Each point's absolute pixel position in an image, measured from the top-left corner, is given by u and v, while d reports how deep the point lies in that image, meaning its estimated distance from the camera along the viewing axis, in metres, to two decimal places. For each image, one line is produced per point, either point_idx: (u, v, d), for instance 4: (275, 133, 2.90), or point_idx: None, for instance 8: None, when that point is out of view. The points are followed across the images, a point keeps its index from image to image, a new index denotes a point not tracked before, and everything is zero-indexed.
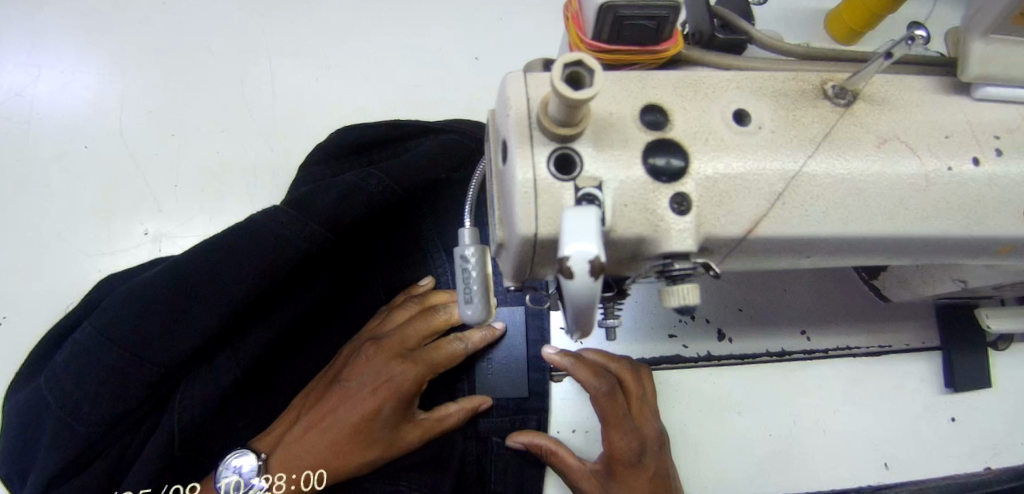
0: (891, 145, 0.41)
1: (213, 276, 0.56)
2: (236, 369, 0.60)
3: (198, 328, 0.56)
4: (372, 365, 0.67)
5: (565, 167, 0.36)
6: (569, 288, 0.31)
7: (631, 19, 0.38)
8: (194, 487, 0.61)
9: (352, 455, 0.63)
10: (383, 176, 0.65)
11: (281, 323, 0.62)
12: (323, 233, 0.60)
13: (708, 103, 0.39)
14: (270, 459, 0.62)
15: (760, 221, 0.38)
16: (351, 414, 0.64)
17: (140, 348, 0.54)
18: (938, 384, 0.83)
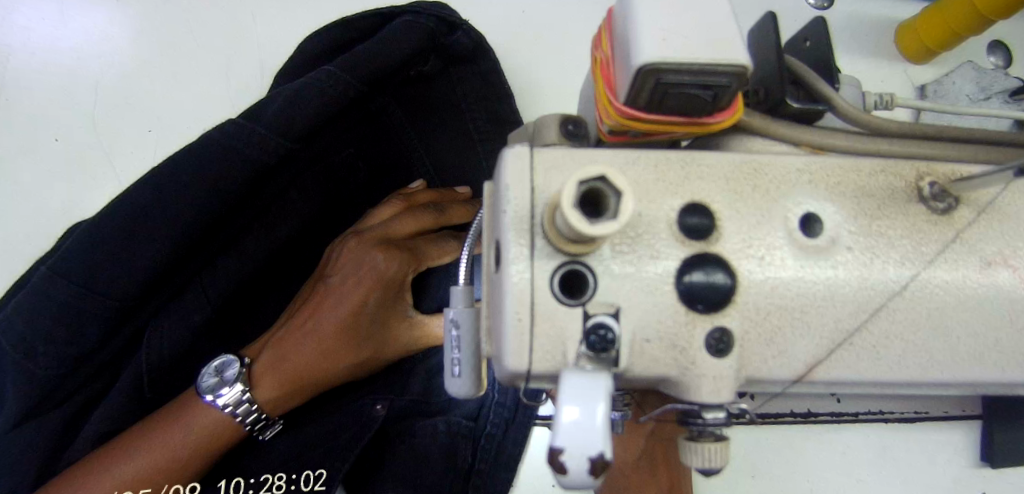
0: (997, 270, 0.32)
1: (163, 199, 0.49)
2: (206, 306, 0.55)
3: (151, 250, 0.49)
4: (354, 258, 0.57)
5: (575, 288, 0.28)
6: (562, 483, 0.23)
7: (679, 87, 0.29)
8: (194, 487, 0.52)
9: (340, 356, 0.55)
10: (336, 71, 0.54)
11: (253, 253, 0.56)
12: (277, 141, 0.51)
13: (769, 203, 0.30)
14: (253, 366, 0.54)
15: (819, 365, 0.29)
16: (336, 310, 0.55)
17: (90, 279, 0.48)
18: (972, 456, 0.75)
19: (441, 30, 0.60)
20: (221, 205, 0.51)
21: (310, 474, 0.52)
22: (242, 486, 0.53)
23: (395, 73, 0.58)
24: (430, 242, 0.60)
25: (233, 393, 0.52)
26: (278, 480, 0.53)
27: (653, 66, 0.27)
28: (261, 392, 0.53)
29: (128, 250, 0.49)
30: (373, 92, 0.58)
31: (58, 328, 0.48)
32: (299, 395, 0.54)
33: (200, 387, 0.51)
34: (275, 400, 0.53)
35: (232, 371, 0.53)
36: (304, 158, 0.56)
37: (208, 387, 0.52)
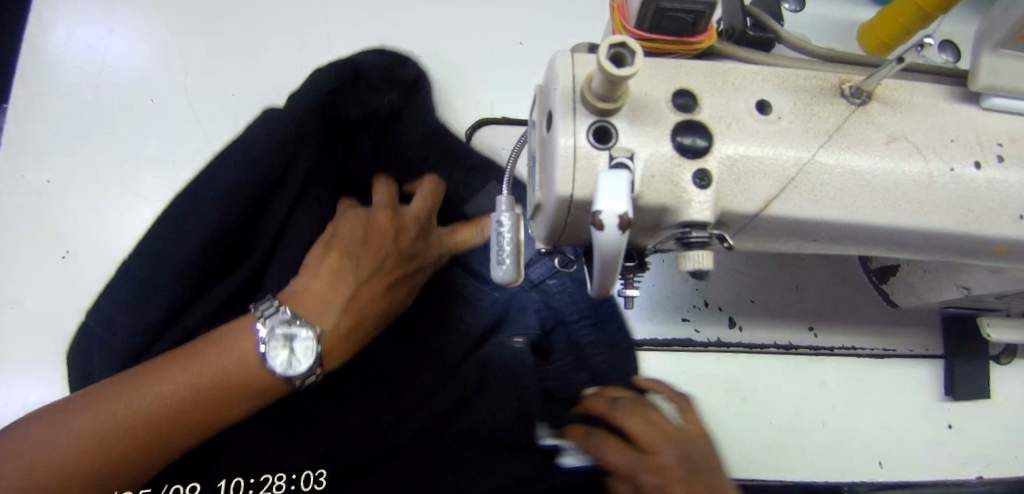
0: (899, 145, 0.45)
1: (211, 178, 0.64)
2: (253, 268, 0.66)
3: (202, 220, 0.62)
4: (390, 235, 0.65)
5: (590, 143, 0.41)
6: (599, 239, 0.35)
7: (672, 11, 0.42)
8: (194, 487, 0.58)
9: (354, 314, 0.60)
10: (329, 69, 0.70)
11: (282, 217, 0.67)
12: (306, 118, 0.66)
13: (735, 92, 0.43)
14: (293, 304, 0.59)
15: (773, 201, 0.42)
16: (390, 274, 0.64)
17: (157, 255, 0.62)
18: (937, 390, 0.85)
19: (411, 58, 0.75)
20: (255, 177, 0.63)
21: (310, 474, 0.60)
22: (242, 486, 0.59)
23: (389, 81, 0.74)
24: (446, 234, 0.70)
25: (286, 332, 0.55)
26: (278, 480, 0.59)
27: None
28: (327, 344, 0.57)
29: (181, 228, 0.62)
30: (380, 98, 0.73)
31: (135, 294, 0.61)
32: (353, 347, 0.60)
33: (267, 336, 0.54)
34: (334, 357, 0.58)
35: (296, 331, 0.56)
36: (326, 147, 0.70)
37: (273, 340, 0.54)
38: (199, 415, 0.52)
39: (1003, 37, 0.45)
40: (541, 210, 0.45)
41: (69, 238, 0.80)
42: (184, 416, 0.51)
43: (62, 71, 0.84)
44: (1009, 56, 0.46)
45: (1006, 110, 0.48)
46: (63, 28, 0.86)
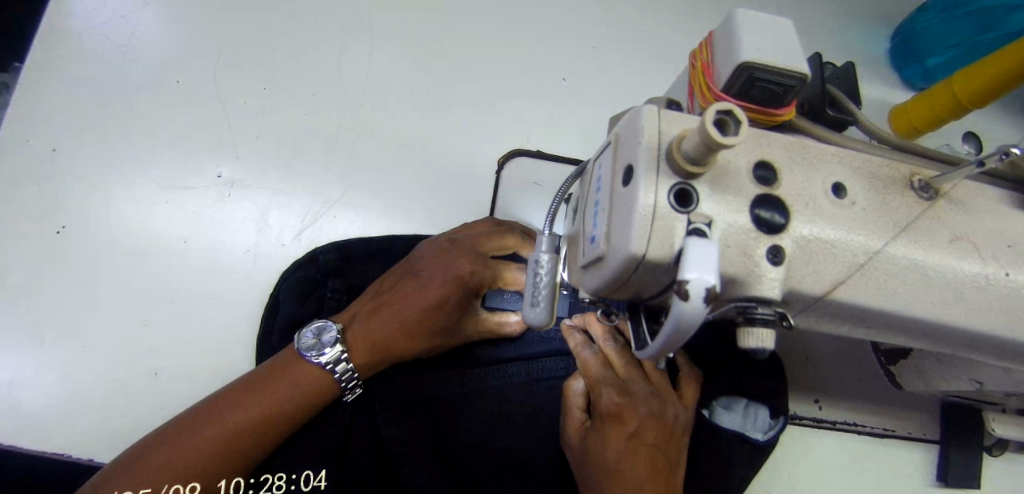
0: (960, 243, 0.45)
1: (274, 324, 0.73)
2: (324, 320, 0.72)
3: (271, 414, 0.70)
4: (444, 261, 0.68)
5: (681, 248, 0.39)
6: (680, 309, 0.34)
7: (763, 81, 0.42)
8: (194, 487, 0.61)
9: (411, 339, 0.67)
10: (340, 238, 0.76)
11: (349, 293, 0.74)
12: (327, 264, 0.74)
13: (814, 171, 0.43)
14: (347, 331, 0.68)
15: (840, 285, 0.42)
16: (419, 302, 0.66)
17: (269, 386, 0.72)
18: (929, 475, 0.85)
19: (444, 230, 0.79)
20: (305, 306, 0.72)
21: (309, 475, 0.65)
22: (241, 486, 0.64)
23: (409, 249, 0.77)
24: (506, 268, 0.70)
25: (335, 351, 0.66)
26: (278, 480, 0.65)
27: (751, 64, 0.41)
28: (356, 355, 0.67)
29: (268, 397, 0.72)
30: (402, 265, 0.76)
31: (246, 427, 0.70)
32: (383, 362, 0.68)
33: (301, 345, 0.66)
34: (363, 368, 0.67)
35: (326, 336, 0.67)
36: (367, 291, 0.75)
37: (307, 345, 0.66)
38: (263, 431, 0.64)
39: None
40: (601, 262, 0.43)
41: (71, 211, 0.76)
42: (248, 430, 0.63)
43: (88, 37, 0.81)
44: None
45: None
46: None
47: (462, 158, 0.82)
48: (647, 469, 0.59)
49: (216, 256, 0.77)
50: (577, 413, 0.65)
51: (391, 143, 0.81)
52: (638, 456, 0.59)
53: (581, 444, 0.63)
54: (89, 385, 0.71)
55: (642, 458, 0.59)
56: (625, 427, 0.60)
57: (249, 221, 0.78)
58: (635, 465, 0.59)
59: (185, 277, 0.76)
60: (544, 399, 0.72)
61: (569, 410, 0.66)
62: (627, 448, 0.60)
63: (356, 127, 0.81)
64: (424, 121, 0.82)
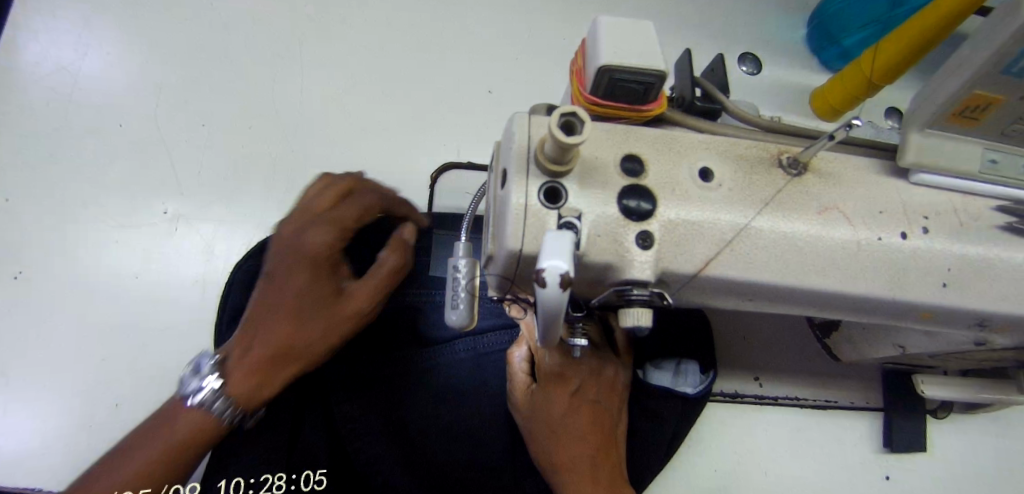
0: (830, 214, 0.48)
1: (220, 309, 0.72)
2: None
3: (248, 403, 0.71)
4: (329, 259, 0.62)
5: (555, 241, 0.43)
6: (542, 295, 0.37)
7: (623, 81, 0.46)
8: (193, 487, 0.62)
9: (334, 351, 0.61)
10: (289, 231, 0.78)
11: None
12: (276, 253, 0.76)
13: (680, 159, 0.46)
14: (225, 376, 0.57)
15: (711, 263, 0.45)
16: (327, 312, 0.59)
17: None
18: (876, 442, 0.87)
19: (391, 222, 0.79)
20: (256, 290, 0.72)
21: (310, 475, 0.64)
22: (242, 486, 0.60)
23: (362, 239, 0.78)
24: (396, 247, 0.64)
25: None
26: (278, 480, 0.61)
27: (608, 66, 0.44)
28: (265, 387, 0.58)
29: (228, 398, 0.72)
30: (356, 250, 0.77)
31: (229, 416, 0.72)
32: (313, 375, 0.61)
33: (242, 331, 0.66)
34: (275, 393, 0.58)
35: None
36: None
37: None
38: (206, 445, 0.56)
39: (929, 119, 0.50)
40: (493, 261, 0.47)
41: (23, 259, 0.78)
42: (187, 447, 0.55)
43: (32, 90, 0.84)
44: (937, 136, 0.51)
45: (932, 185, 0.52)
46: (36, 46, 0.86)
47: (396, 176, 0.85)
48: (592, 421, 0.66)
49: (167, 288, 0.79)
50: (522, 375, 0.68)
51: (327, 167, 0.84)
52: (583, 410, 0.66)
53: (529, 403, 0.66)
54: (48, 427, 0.73)
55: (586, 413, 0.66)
56: (570, 386, 0.66)
57: (196, 253, 0.81)
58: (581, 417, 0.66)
59: (139, 312, 0.78)
60: (488, 376, 0.75)
61: (514, 373, 0.69)
62: (574, 404, 0.66)
63: (294, 152, 0.85)
64: (358, 144, 0.86)
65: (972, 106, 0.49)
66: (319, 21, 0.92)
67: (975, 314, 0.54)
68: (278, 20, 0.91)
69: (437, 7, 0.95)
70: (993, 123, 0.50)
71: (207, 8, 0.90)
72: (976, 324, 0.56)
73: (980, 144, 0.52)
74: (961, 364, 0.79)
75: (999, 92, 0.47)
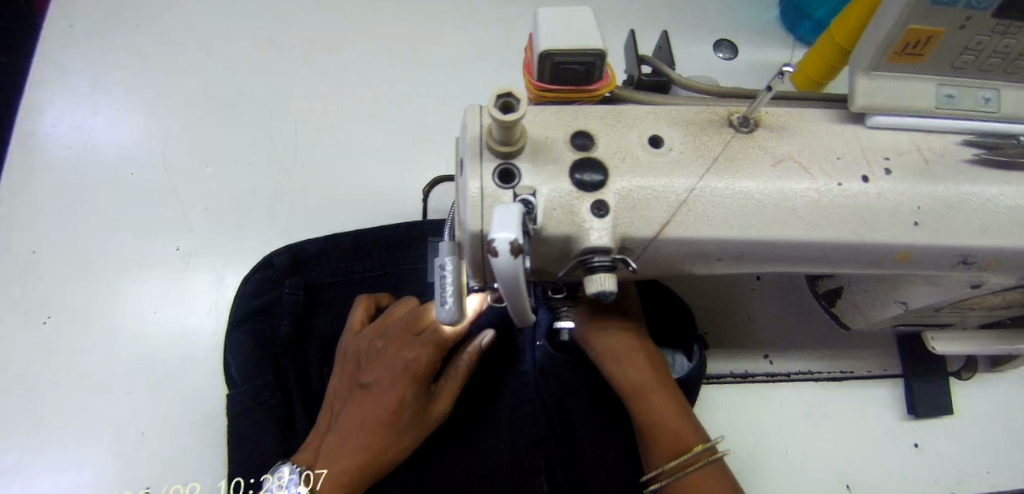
0: (785, 165, 0.49)
1: (242, 319, 0.71)
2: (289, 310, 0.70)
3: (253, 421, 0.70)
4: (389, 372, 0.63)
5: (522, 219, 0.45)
6: (496, 265, 0.40)
7: (565, 64, 0.48)
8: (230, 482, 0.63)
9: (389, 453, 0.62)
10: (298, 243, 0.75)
11: (310, 293, 0.73)
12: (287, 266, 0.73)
13: (628, 129, 0.48)
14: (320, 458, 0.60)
15: (668, 224, 0.46)
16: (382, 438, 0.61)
17: None
18: (900, 409, 0.82)
19: (398, 234, 0.76)
20: (267, 303, 0.71)
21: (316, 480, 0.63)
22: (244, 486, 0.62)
23: (367, 250, 0.76)
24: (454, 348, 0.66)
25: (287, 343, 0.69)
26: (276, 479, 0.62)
27: (549, 51, 0.47)
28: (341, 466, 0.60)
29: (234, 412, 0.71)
30: (362, 260, 0.76)
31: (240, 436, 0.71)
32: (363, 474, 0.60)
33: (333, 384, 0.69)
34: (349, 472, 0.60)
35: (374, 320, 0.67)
36: (324, 288, 0.75)
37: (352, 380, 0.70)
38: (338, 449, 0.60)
39: (870, 61, 0.52)
40: (463, 246, 0.49)
41: (50, 305, 0.83)
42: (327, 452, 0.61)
43: (51, 149, 0.91)
44: (883, 77, 0.53)
45: (890, 127, 0.55)
46: (53, 109, 0.93)
47: (389, 193, 0.89)
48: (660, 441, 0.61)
49: (184, 319, 0.84)
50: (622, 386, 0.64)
51: (322, 191, 0.89)
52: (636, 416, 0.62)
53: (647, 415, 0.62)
54: (78, 460, 0.76)
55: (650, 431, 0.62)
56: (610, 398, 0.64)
57: (207, 285, 0.85)
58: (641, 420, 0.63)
59: (159, 345, 0.83)
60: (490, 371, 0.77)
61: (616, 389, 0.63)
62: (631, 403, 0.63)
63: (291, 180, 0.90)
64: (350, 167, 0.90)
65: (913, 43, 0.50)
66: (306, 59, 0.98)
67: (953, 250, 0.54)
68: (270, 62, 0.97)
69: (417, 33, 1.00)
70: (939, 56, 0.52)
71: (203, 59, 0.97)
72: (960, 262, 0.56)
73: (931, 78, 0.54)
74: (978, 316, 0.76)
75: (934, 25, 0.49)
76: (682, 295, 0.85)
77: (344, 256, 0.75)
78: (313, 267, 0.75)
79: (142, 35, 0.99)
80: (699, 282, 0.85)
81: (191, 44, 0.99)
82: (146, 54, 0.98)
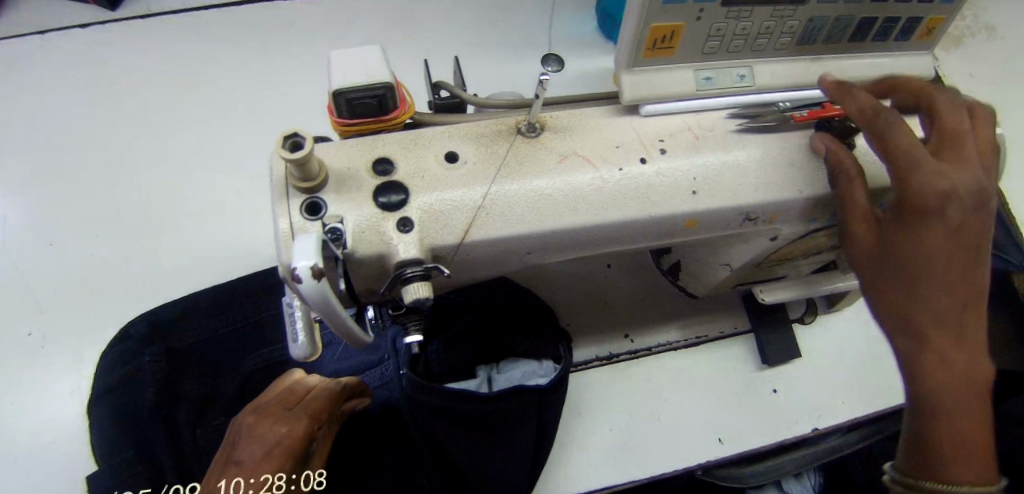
0: (570, 160, 0.55)
1: (102, 396, 0.70)
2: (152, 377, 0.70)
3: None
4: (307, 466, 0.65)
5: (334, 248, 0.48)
6: (303, 291, 0.42)
7: (357, 99, 0.53)
8: None
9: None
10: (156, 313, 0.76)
11: (175, 356, 0.73)
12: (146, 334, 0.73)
13: (425, 150, 0.53)
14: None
15: (470, 230, 0.51)
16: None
17: None
18: (755, 361, 0.91)
19: (263, 283, 0.79)
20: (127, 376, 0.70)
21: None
22: None
23: (233, 304, 0.77)
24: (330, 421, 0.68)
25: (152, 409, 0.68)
26: None
27: (337, 89, 0.51)
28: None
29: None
30: (228, 314, 0.77)
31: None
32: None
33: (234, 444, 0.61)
34: None
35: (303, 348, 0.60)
36: (190, 349, 0.74)
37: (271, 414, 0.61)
38: None
39: (632, 59, 0.61)
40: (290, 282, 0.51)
41: None
42: None
43: None
44: (648, 71, 0.62)
45: (664, 112, 0.62)
46: None
47: (251, 243, 0.89)
48: (939, 252, 0.52)
49: (44, 409, 0.79)
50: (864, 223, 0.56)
51: (183, 252, 0.88)
52: (955, 209, 0.53)
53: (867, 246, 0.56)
54: None
55: (939, 207, 0.51)
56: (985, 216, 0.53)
57: (68, 368, 0.81)
58: (903, 287, 0.54)
59: (16, 438, 0.77)
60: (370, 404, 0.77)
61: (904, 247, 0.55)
62: (903, 258, 0.53)
63: (149, 246, 0.88)
64: (208, 225, 0.90)
65: (661, 38, 0.59)
66: (149, 123, 0.96)
67: (735, 211, 0.61)
68: (111, 130, 0.95)
69: (258, 78, 1.00)
70: (688, 47, 0.61)
71: (36, 137, 0.94)
72: (747, 220, 0.63)
73: (688, 66, 0.63)
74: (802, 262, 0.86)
75: (675, 20, 0.57)
76: (553, 293, 0.92)
77: (208, 313, 0.76)
78: (174, 330, 0.75)
79: None
80: (563, 276, 0.93)
81: (22, 125, 0.95)
82: None
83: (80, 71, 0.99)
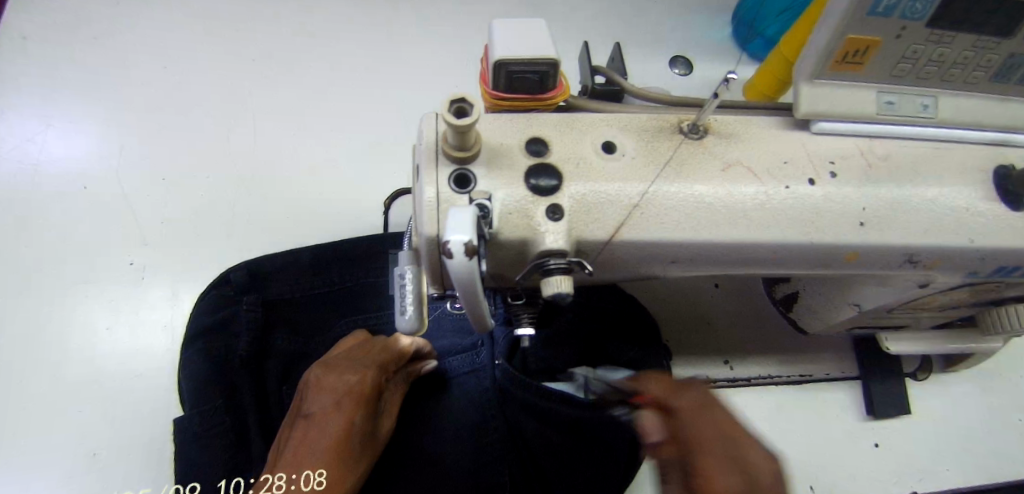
0: (734, 169, 0.51)
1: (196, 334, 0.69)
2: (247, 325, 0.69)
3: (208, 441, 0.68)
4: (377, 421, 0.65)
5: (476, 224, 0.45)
6: (451, 267, 0.39)
7: (519, 72, 0.49)
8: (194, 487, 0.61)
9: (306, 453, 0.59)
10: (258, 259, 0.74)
11: (269, 307, 0.72)
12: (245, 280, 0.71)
13: (582, 135, 0.49)
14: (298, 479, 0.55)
15: (621, 227, 0.47)
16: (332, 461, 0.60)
17: None
18: (859, 411, 0.84)
19: (363, 248, 0.77)
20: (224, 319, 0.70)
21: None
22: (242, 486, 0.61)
23: (332, 263, 0.75)
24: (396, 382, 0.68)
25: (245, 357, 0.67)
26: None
27: (502, 60, 0.48)
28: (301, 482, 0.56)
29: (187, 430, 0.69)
30: (326, 273, 0.75)
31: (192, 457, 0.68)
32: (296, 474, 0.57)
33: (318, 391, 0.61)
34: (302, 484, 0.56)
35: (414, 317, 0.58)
36: (286, 301, 0.73)
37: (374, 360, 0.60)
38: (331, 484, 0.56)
39: (812, 70, 0.55)
40: (421, 253, 0.48)
41: None
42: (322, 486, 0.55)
43: None
44: (826, 85, 0.56)
45: (834, 132, 0.57)
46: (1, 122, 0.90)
47: (351, 206, 0.88)
48: None
49: (137, 337, 0.81)
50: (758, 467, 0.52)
51: (283, 205, 0.88)
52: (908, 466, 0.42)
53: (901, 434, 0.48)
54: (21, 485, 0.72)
55: None
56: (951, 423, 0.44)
57: (164, 300, 0.82)
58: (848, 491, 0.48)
59: (108, 362, 0.79)
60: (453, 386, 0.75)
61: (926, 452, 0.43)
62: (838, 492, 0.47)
63: (252, 194, 0.88)
64: (312, 180, 0.90)
65: (851, 52, 0.53)
66: (266, 73, 0.97)
67: (900, 251, 0.55)
68: (230, 75, 0.96)
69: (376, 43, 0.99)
70: (879, 64, 0.55)
71: (160, 72, 0.96)
72: (907, 261, 0.57)
73: (873, 86, 0.57)
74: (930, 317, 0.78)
75: (873, 34, 0.51)
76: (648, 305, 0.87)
77: (308, 269, 0.75)
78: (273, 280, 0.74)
79: (96, 47, 0.97)
80: (662, 290, 0.87)
81: (147, 58, 0.97)
82: (100, 66, 0.96)
83: (208, 13, 1.01)
